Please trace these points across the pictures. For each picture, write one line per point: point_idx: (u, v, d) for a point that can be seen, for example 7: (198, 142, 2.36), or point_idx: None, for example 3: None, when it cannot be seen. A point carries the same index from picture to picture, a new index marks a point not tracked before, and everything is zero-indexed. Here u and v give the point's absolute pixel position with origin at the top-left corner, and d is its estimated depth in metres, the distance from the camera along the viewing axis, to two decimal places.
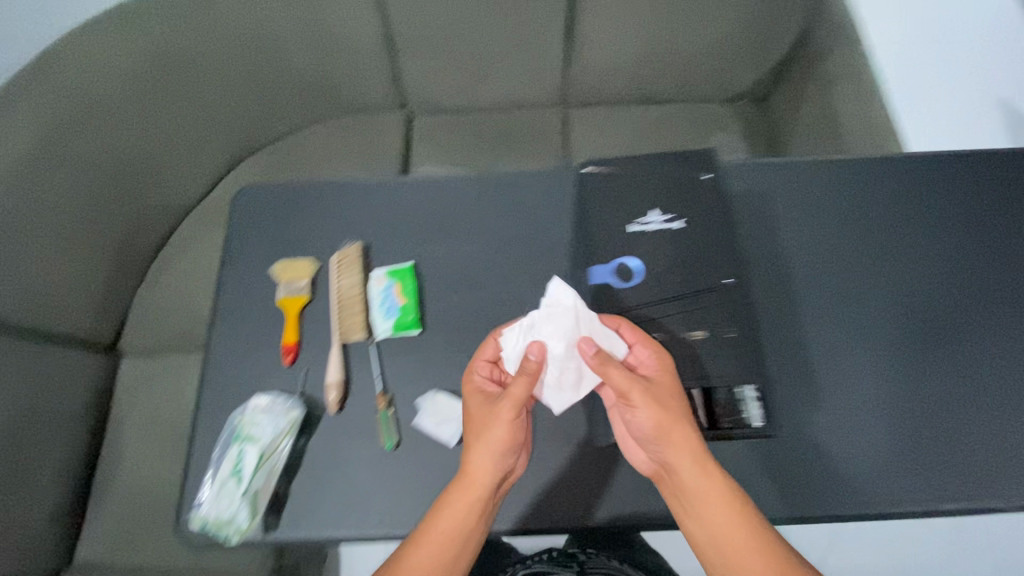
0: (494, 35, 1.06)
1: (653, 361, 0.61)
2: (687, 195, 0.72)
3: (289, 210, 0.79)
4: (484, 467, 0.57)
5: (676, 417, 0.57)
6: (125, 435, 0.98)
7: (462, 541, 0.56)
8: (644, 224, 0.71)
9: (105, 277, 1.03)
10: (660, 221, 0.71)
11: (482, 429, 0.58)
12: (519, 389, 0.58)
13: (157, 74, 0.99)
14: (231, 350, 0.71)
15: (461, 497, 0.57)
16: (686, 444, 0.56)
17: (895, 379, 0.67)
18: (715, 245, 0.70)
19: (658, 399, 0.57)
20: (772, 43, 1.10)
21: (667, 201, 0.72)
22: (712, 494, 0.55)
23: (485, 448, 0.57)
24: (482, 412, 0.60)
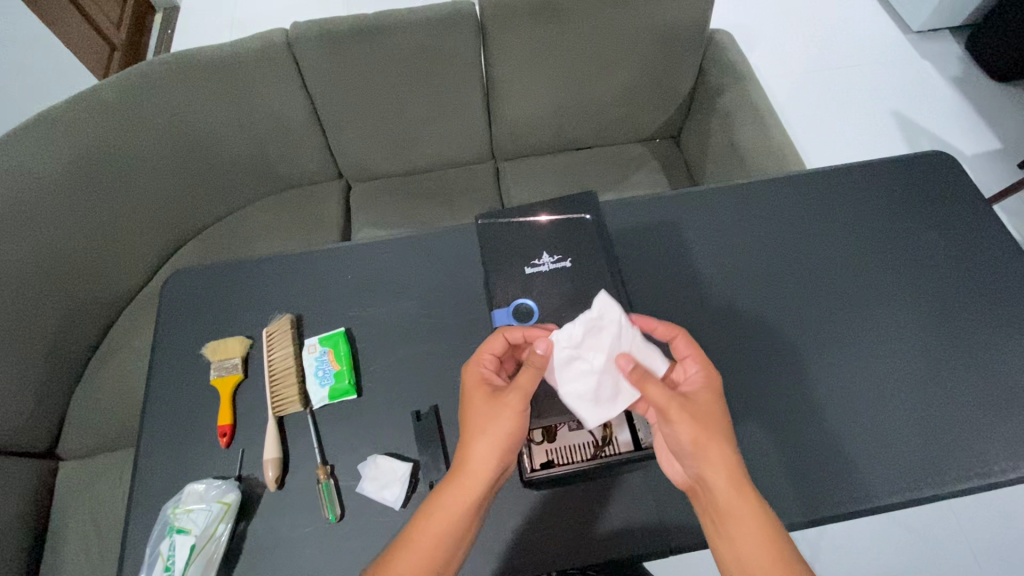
0: (417, 106, 1.12)
1: (699, 377, 0.59)
2: (582, 235, 0.71)
3: (219, 291, 0.80)
4: (482, 459, 0.57)
5: (712, 435, 0.55)
6: (65, 544, 0.93)
7: (450, 540, 0.55)
8: (536, 267, 0.69)
9: (40, 382, 0.99)
10: (551, 262, 0.69)
11: (489, 423, 0.58)
12: (525, 379, 0.58)
13: (84, 174, 0.99)
14: (162, 440, 0.70)
15: (457, 496, 0.56)
16: (721, 461, 0.54)
17: (819, 384, 0.69)
18: (610, 281, 0.68)
19: (697, 416, 0.55)
20: (675, 87, 1.19)
21: (561, 242, 0.70)
22: (743, 513, 0.53)
23: (489, 442, 0.57)
24: (490, 407, 0.58)
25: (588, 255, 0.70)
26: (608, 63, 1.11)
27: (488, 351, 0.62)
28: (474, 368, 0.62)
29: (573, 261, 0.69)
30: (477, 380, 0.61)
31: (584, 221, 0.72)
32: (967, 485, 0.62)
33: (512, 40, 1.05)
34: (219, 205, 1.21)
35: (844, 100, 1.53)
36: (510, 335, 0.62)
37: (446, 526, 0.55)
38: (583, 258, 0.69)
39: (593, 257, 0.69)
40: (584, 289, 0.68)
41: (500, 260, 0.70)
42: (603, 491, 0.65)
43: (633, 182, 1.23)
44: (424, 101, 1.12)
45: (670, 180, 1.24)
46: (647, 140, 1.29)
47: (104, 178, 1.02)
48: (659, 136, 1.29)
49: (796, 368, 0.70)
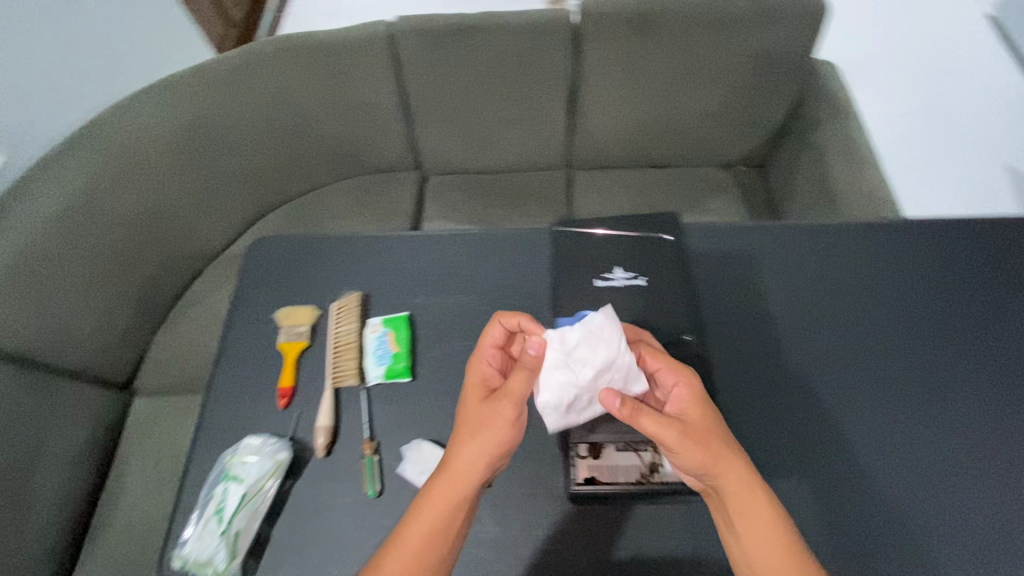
0: (501, 107, 1.14)
1: (681, 391, 0.56)
2: (657, 255, 0.70)
3: (298, 261, 0.84)
4: (470, 458, 0.56)
5: (715, 451, 0.53)
6: (126, 472, 1.01)
7: (443, 538, 0.54)
8: (609, 280, 0.68)
9: (127, 320, 1.09)
10: (625, 278, 0.69)
11: (481, 426, 0.57)
12: (518, 384, 0.56)
13: (189, 136, 1.07)
14: (230, 391, 0.74)
15: (443, 496, 0.55)
16: (730, 476, 0.53)
17: (889, 447, 0.65)
18: (682, 307, 0.67)
19: (694, 437, 0.53)
20: (769, 115, 1.14)
21: (636, 260, 0.70)
22: (758, 517, 0.51)
23: (478, 444, 0.56)
24: (483, 409, 0.58)
25: (661, 276, 0.69)
26: (699, 83, 1.09)
27: (489, 345, 0.62)
28: (476, 366, 0.62)
29: (647, 279, 0.68)
30: (479, 379, 0.61)
31: (663, 242, 0.71)
32: None
33: (604, 50, 1.05)
34: (304, 181, 1.28)
35: (954, 148, 1.42)
36: (506, 323, 0.62)
37: (439, 524, 0.54)
38: (658, 278, 0.69)
39: (666, 280, 0.69)
40: (653, 309, 0.67)
41: (567, 267, 0.69)
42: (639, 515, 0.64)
43: (710, 208, 1.19)
44: (509, 102, 1.13)
45: (750, 209, 1.19)
46: (730, 165, 1.25)
47: (208, 143, 1.10)
48: (743, 163, 1.25)
49: (863, 425, 0.66)
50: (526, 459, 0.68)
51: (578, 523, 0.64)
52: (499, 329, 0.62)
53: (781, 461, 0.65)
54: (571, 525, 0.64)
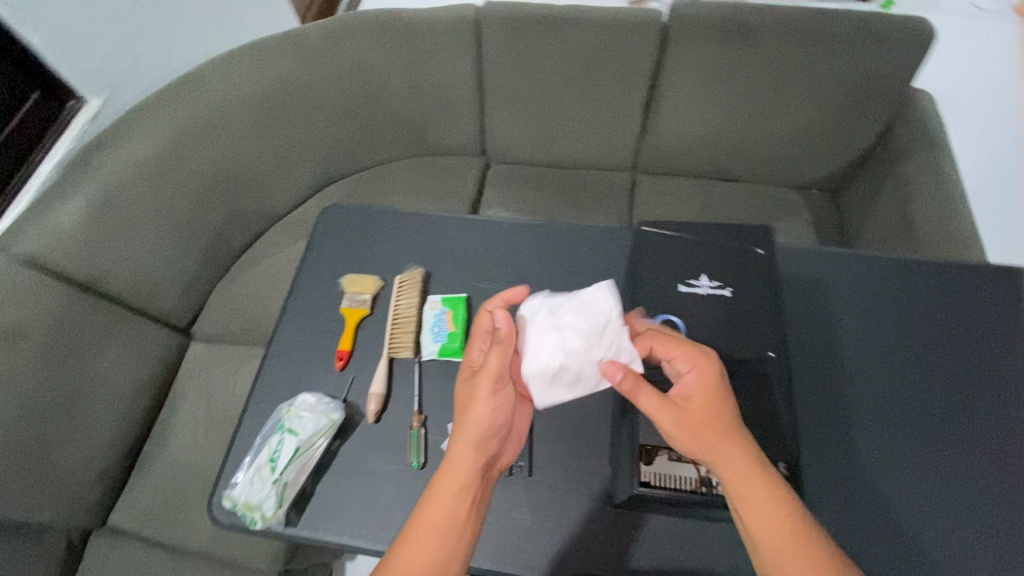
0: (577, 103, 1.14)
1: (693, 378, 0.52)
2: (752, 268, 0.61)
3: (367, 232, 0.87)
4: (457, 441, 0.56)
5: (715, 441, 0.50)
6: (179, 411, 1.07)
7: (450, 529, 0.53)
8: (692, 287, 0.60)
9: (193, 268, 1.14)
10: (710, 287, 0.60)
11: (463, 406, 0.58)
12: (491, 364, 0.58)
13: (272, 99, 1.10)
14: (290, 348, 0.77)
15: (443, 484, 0.55)
16: (729, 468, 0.50)
17: (954, 498, 0.61)
18: (775, 328, 0.58)
19: (693, 425, 0.50)
20: (854, 141, 1.10)
21: (727, 268, 0.61)
22: (762, 510, 0.48)
23: (461, 424, 0.57)
24: (466, 392, 0.59)
25: (755, 291, 0.60)
26: (783, 100, 1.06)
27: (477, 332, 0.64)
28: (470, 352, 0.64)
29: (737, 292, 0.60)
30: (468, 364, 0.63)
31: (757, 254, 0.62)
32: None
33: (689, 56, 1.03)
34: (372, 154, 1.30)
35: None
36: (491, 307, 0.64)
37: (444, 517, 0.54)
38: (752, 294, 0.60)
39: (761, 295, 0.60)
40: (739, 325, 0.58)
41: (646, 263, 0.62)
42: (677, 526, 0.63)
43: (778, 228, 1.16)
44: (585, 99, 1.13)
45: (818, 235, 1.16)
46: (802, 188, 1.22)
47: (288, 108, 1.13)
48: (817, 187, 1.21)
49: (928, 472, 0.63)
50: (569, 454, 0.68)
51: (614, 524, 0.64)
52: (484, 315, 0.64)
53: (833, 496, 0.62)
54: (606, 525, 0.64)
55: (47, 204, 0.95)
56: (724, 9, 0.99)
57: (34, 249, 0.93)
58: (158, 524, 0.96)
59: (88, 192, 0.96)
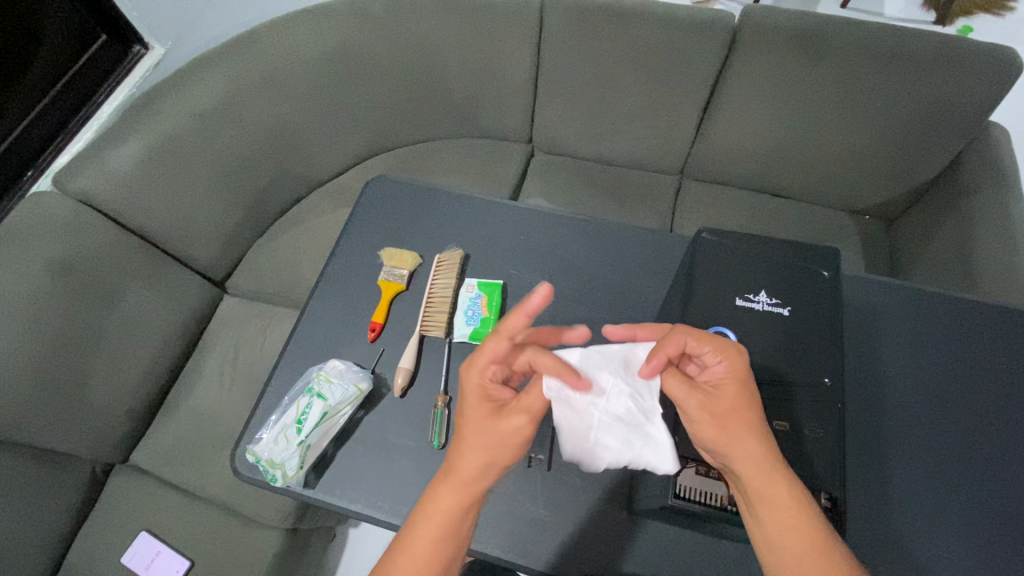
0: (633, 100, 1.11)
1: (721, 369, 0.49)
2: (813, 290, 0.59)
3: (409, 207, 0.87)
4: (476, 473, 0.50)
5: (736, 429, 0.48)
6: (207, 361, 1.09)
7: (455, 537, 0.51)
8: (749, 302, 0.58)
9: (235, 224, 1.16)
10: (767, 305, 0.58)
11: (488, 441, 0.50)
12: (536, 398, 0.49)
13: (329, 66, 1.10)
14: (324, 313, 0.78)
15: (452, 500, 0.50)
16: (749, 456, 0.47)
17: (989, 555, 0.59)
18: (831, 352, 0.56)
19: (717, 410, 0.48)
20: (918, 169, 1.05)
21: (786, 286, 0.59)
22: (780, 506, 0.46)
23: (482, 459, 0.50)
24: (489, 426, 0.50)
25: (815, 315, 0.58)
26: (850, 119, 1.02)
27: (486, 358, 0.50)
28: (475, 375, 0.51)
29: (796, 313, 0.57)
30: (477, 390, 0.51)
31: (818, 275, 0.60)
32: None
33: (757, 64, 1.00)
34: (419, 131, 1.30)
35: None
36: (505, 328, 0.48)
37: (454, 519, 0.50)
38: (811, 316, 0.58)
39: (821, 321, 0.57)
40: (795, 346, 0.56)
41: (702, 271, 0.60)
42: (691, 539, 0.62)
43: None
44: (643, 95, 1.10)
45: (866, 264, 1.12)
46: (855, 213, 1.18)
47: (343, 76, 1.13)
48: (870, 213, 1.17)
49: (962, 522, 0.60)
50: None
51: (628, 528, 0.64)
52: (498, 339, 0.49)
53: (860, 533, 0.60)
54: (620, 530, 0.63)
55: (105, 144, 0.97)
56: (801, 18, 0.96)
57: (87, 188, 0.96)
58: (178, 468, 0.99)
59: (145, 137, 0.98)
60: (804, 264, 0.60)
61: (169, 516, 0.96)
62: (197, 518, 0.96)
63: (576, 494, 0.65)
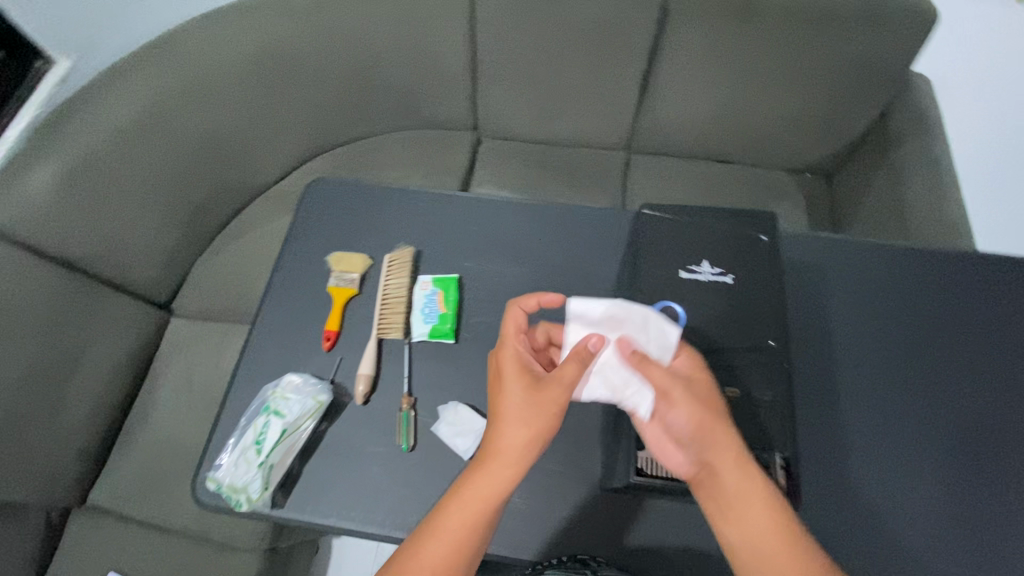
0: (572, 79, 1.10)
1: (683, 359, 0.54)
2: (753, 255, 0.60)
3: (354, 208, 0.84)
4: (519, 451, 0.52)
5: (716, 416, 0.50)
6: (159, 389, 1.04)
7: (487, 525, 0.51)
8: (693, 272, 0.59)
9: (172, 243, 1.10)
10: (711, 274, 0.59)
11: (533, 415, 0.52)
12: (570, 375, 0.52)
13: (254, 68, 1.05)
14: (274, 327, 0.75)
15: (486, 485, 0.51)
16: (727, 446, 0.49)
17: (935, 488, 0.63)
18: (773, 313, 0.58)
19: (698, 397, 0.51)
20: (851, 124, 1.09)
21: (727, 254, 0.60)
22: (753, 497, 0.48)
23: (527, 436, 0.52)
24: (531, 400, 0.53)
25: (757, 280, 0.59)
26: (784, 81, 1.04)
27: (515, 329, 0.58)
28: (511, 348, 0.56)
29: (739, 280, 0.59)
30: (516, 365, 0.55)
31: (757, 241, 0.61)
32: None
33: (690, 33, 1.00)
34: (360, 126, 1.26)
35: None
36: (523, 304, 0.61)
37: (478, 508, 0.51)
38: (754, 282, 0.59)
39: (762, 283, 0.59)
40: (739, 313, 0.58)
41: (646, 247, 0.61)
42: (664, 509, 0.64)
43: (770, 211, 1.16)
44: (583, 72, 1.09)
45: (810, 220, 1.16)
46: (797, 171, 1.21)
47: (271, 76, 1.07)
48: (811, 170, 1.20)
49: (909, 459, 0.64)
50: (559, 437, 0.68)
51: (603, 507, 0.64)
52: (517, 310, 0.60)
53: (819, 482, 0.63)
54: (595, 510, 0.64)
55: (14, 170, 0.88)
56: None
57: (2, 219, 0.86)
58: (141, 502, 0.95)
59: (59, 157, 0.90)
60: (741, 232, 0.61)
61: (137, 553, 0.92)
62: (167, 551, 0.92)
63: (549, 480, 0.65)
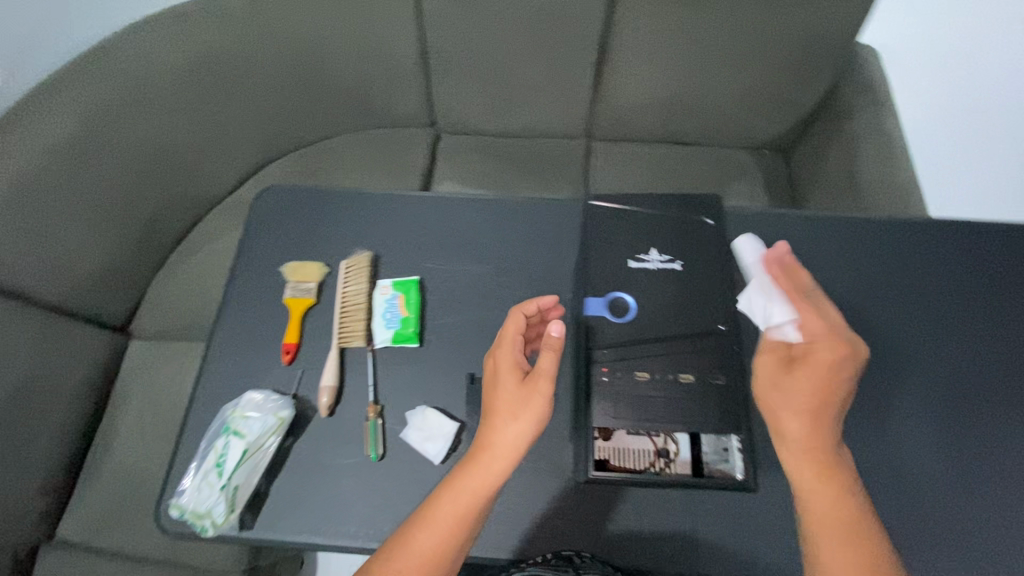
0: (526, 69, 1.09)
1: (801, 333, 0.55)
2: (698, 242, 0.65)
3: (307, 215, 0.82)
4: (511, 443, 0.54)
5: (783, 395, 0.53)
6: (122, 414, 1.01)
7: (476, 517, 0.53)
8: (642, 261, 0.64)
9: (123, 263, 1.06)
10: (659, 261, 0.64)
11: (520, 406, 0.55)
12: (547, 362, 0.55)
13: (195, 75, 1.01)
14: (232, 344, 0.73)
15: (474, 477, 0.53)
16: (789, 431, 0.52)
17: (899, 455, 0.64)
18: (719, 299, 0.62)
19: (773, 375, 0.54)
20: (803, 98, 1.10)
21: (673, 243, 0.65)
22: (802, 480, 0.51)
23: (518, 428, 0.54)
24: (519, 392, 0.56)
25: (702, 264, 0.64)
26: (735, 58, 1.04)
27: (511, 330, 0.60)
28: (507, 348, 0.59)
29: (686, 265, 0.64)
30: (511, 362, 0.58)
31: (702, 227, 0.66)
32: None
33: (640, 16, 1.00)
34: (313, 129, 1.22)
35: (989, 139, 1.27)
36: (523, 309, 0.63)
37: (477, 497, 0.52)
38: (700, 266, 0.64)
39: (707, 270, 0.64)
40: (688, 298, 0.62)
41: (598, 242, 0.65)
42: (639, 497, 0.64)
43: (730, 189, 1.17)
44: (536, 60, 1.07)
45: (770, 197, 1.17)
46: (755, 148, 1.22)
47: (215, 83, 1.04)
48: (768, 147, 1.21)
49: (872, 427, 0.65)
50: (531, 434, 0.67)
51: (579, 500, 0.64)
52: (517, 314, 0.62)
53: None
54: (571, 504, 0.64)
55: None
56: None
57: None
58: (110, 533, 0.92)
59: None
60: (685, 221, 0.66)
61: None
62: None
63: (523, 478, 0.65)
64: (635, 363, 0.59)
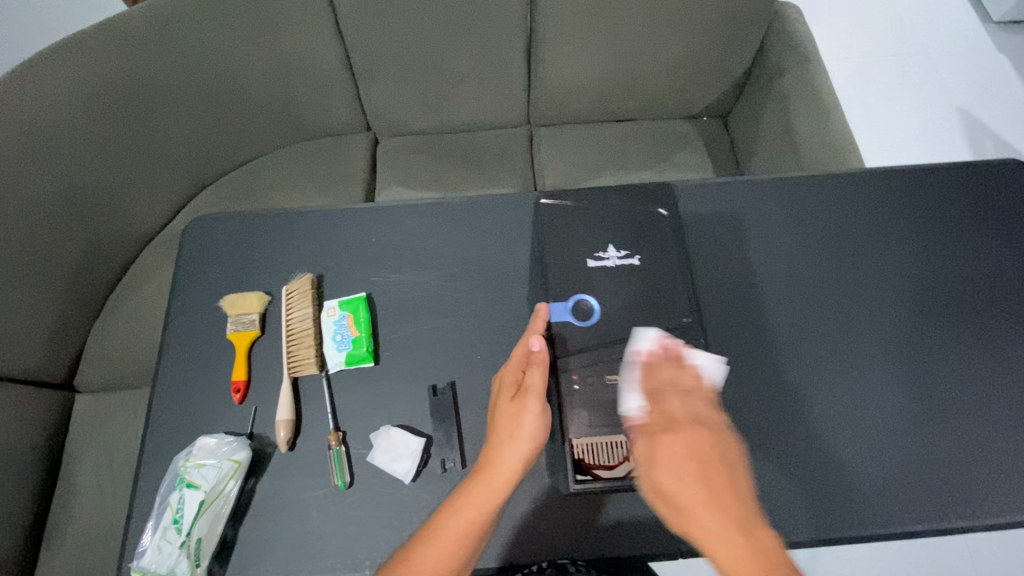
0: (455, 64, 1.06)
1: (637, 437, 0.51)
2: (652, 232, 0.66)
3: (241, 243, 0.78)
4: (511, 458, 0.54)
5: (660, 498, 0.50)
6: (79, 473, 0.96)
7: (481, 533, 0.52)
8: (600, 259, 0.65)
9: (56, 316, 1.00)
10: (616, 257, 0.65)
11: (514, 424, 0.55)
12: (536, 378, 0.57)
13: (103, 108, 0.95)
14: (177, 389, 0.69)
15: (479, 491, 0.52)
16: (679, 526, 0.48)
17: (860, 405, 0.66)
18: (678, 289, 0.64)
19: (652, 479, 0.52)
20: (733, 63, 1.11)
21: (629, 236, 0.66)
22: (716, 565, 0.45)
23: (515, 444, 0.54)
24: (511, 408, 0.56)
25: (654, 253, 0.65)
26: (663, 30, 1.03)
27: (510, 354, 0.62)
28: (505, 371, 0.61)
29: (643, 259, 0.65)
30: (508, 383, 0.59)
31: (657, 216, 0.67)
32: (986, 520, 0.60)
33: None
34: (243, 149, 1.17)
35: (916, 81, 1.31)
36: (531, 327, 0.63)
37: (481, 514, 0.52)
38: (653, 257, 0.65)
39: (663, 260, 0.65)
40: (649, 291, 0.64)
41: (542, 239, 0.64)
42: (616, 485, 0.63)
43: (674, 162, 1.17)
44: (464, 54, 1.04)
45: (714, 163, 1.18)
46: (694, 117, 1.22)
47: (127, 113, 0.98)
48: (707, 114, 1.22)
49: (831, 382, 0.67)
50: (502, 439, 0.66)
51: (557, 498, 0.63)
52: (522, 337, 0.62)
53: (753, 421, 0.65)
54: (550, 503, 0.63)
55: None
56: None
57: None
58: None
59: None
60: (634, 210, 0.67)
61: None
62: None
63: None
64: (605, 366, 0.61)
